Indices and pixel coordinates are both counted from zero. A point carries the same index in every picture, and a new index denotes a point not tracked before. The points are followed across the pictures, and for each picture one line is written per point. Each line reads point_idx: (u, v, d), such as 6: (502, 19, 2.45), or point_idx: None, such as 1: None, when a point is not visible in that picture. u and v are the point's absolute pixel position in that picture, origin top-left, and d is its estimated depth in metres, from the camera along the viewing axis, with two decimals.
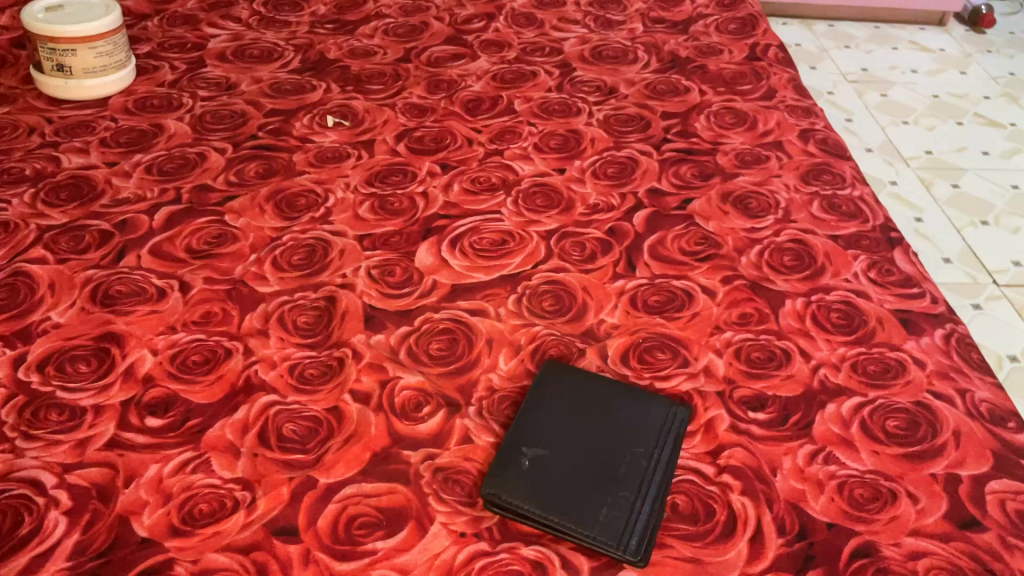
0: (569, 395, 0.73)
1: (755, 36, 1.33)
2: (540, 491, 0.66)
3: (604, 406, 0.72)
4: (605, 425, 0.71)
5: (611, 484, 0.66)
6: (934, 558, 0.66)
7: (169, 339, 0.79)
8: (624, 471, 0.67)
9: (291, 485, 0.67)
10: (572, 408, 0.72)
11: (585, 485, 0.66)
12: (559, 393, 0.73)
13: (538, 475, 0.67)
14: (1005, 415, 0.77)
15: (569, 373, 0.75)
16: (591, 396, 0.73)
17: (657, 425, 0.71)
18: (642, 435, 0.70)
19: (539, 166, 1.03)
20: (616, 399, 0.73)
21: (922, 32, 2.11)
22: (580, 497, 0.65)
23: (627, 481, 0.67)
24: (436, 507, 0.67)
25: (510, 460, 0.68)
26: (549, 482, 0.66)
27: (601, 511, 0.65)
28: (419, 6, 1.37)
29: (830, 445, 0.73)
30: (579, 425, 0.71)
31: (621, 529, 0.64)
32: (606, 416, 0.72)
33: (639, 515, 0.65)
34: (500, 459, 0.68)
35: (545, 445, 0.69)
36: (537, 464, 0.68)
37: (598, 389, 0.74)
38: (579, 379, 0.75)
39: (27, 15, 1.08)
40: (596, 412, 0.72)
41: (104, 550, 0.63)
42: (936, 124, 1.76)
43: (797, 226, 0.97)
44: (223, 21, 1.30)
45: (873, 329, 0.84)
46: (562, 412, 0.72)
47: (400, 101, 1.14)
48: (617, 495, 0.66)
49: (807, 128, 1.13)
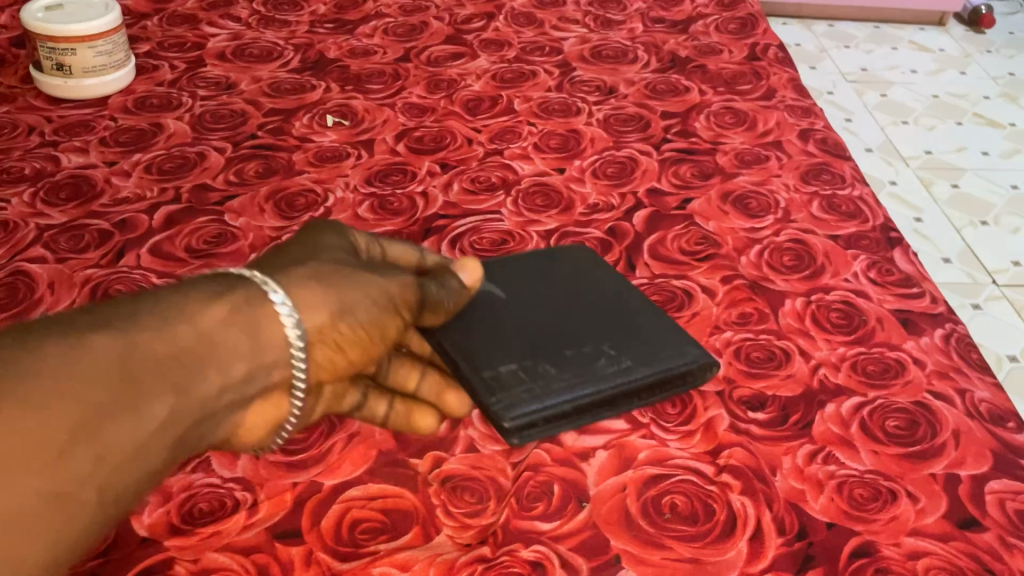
0: (574, 288, 0.77)
1: (755, 36, 1.33)
2: (472, 328, 0.71)
3: (605, 308, 0.75)
4: (595, 322, 0.74)
5: (545, 355, 0.70)
6: (934, 557, 0.66)
7: None
8: (571, 354, 0.70)
9: (295, 491, 0.67)
10: (565, 293, 0.76)
11: (521, 344, 0.70)
12: (563, 281, 0.78)
13: (481, 318, 0.72)
14: (1004, 415, 0.78)
15: (592, 272, 0.80)
16: (599, 295, 0.77)
17: (673, 340, 0.73)
18: (646, 337, 0.73)
19: (539, 166, 1.03)
20: (625, 308, 0.76)
21: (922, 32, 2.11)
22: (502, 349, 0.70)
23: (562, 361, 0.69)
24: (444, 518, 0.66)
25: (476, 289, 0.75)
26: (484, 325, 0.72)
27: (507, 367, 0.68)
28: (419, 7, 1.36)
29: (829, 445, 0.73)
30: (564, 309, 0.75)
31: (506, 392, 0.67)
32: (596, 313, 0.75)
33: (543, 398, 0.66)
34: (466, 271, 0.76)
35: (515, 304, 0.74)
36: (496, 305, 0.74)
37: (613, 298, 0.77)
38: (596, 278, 0.79)
39: (26, 16, 1.08)
40: (607, 292, 0.77)
41: (105, 549, 0.63)
42: (937, 124, 1.76)
43: (797, 226, 0.97)
44: (223, 20, 1.30)
45: (873, 329, 0.84)
46: (562, 280, 0.78)
47: (400, 101, 1.14)
48: (541, 366, 0.69)
49: (807, 128, 1.13)
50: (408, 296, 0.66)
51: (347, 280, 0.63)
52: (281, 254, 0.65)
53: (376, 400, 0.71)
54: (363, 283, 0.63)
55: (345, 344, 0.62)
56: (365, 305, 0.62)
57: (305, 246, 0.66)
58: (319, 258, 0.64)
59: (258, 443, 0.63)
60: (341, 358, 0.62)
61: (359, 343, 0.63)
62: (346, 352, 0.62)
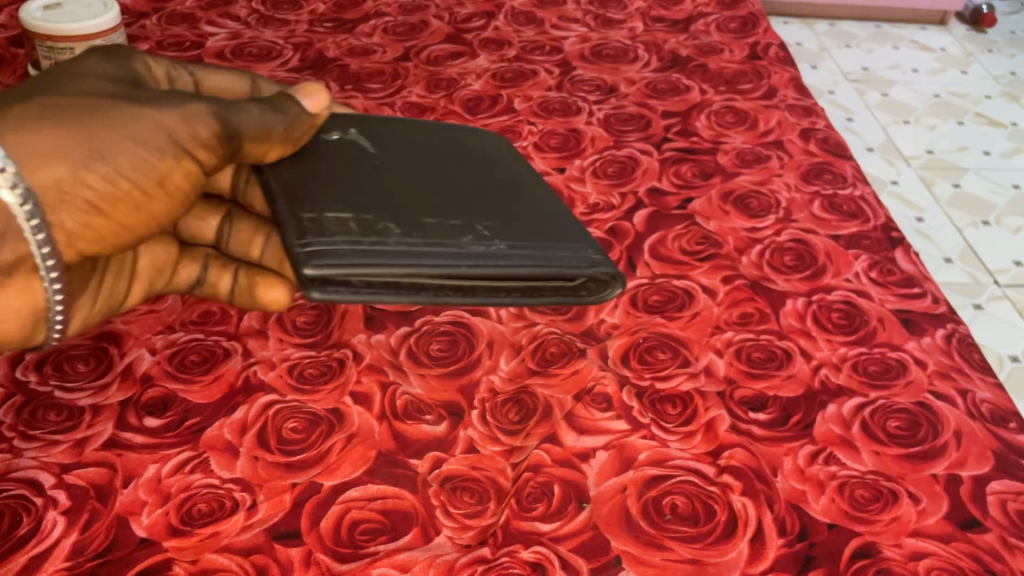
0: (463, 177, 0.80)
1: (756, 35, 1.33)
2: (327, 180, 0.74)
3: (487, 196, 0.78)
4: (470, 202, 0.76)
5: (394, 215, 0.71)
6: (935, 558, 0.65)
7: (168, 339, 0.79)
8: (428, 223, 0.71)
9: (294, 492, 0.67)
10: (452, 179, 0.79)
11: (373, 203, 0.73)
12: (457, 169, 0.81)
13: (342, 174, 0.75)
14: (1005, 416, 0.77)
15: (494, 168, 0.83)
16: (492, 187, 0.80)
17: (566, 236, 0.75)
18: (524, 225, 0.75)
19: (539, 166, 1.03)
20: (510, 202, 0.78)
21: (922, 31, 2.11)
22: (348, 200, 0.72)
23: (411, 225, 0.71)
24: (444, 519, 0.66)
25: (345, 141, 0.80)
26: (342, 180, 0.75)
27: (335, 215, 0.70)
28: (418, 6, 1.36)
29: (830, 446, 0.73)
30: (442, 188, 0.78)
31: (326, 236, 0.67)
32: (474, 198, 0.77)
33: (370, 258, 0.66)
34: (337, 122, 0.82)
35: (389, 172, 0.78)
36: (368, 168, 0.77)
37: (501, 192, 0.79)
38: (492, 175, 0.82)
39: (25, 15, 1.08)
40: (497, 181, 0.81)
41: (103, 550, 0.62)
42: (937, 124, 1.76)
43: (798, 226, 0.96)
44: (222, 20, 1.30)
45: (874, 329, 0.84)
46: (454, 162, 0.82)
47: (399, 100, 1.13)
48: (388, 224, 0.70)
49: (807, 127, 1.13)
50: (199, 133, 0.64)
51: (112, 123, 0.60)
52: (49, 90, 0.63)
53: (218, 275, 0.78)
54: (135, 122, 0.61)
55: (101, 203, 0.59)
56: (132, 155, 0.60)
57: (82, 82, 0.65)
58: (63, 108, 0.61)
59: (24, 342, 0.61)
60: (104, 223, 0.60)
61: (123, 200, 0.60)
62: (109, 214, 0.60)
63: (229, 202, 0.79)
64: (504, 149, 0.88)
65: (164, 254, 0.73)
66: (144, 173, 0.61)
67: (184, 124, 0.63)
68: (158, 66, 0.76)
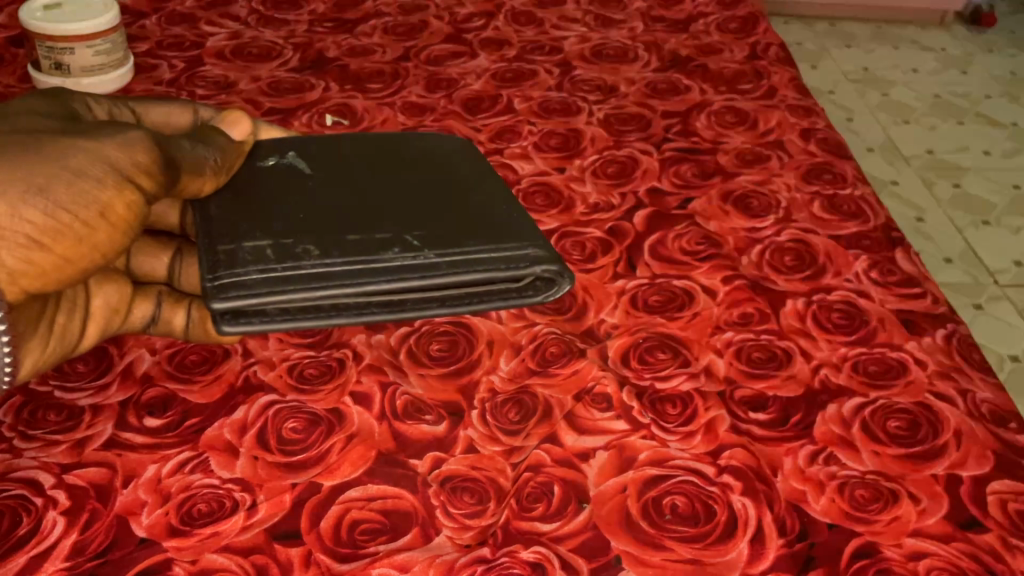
0: (399, 184, 0.81)
1: (756, 35, 1.33)
2: (252, 202, 0.76)
3: (415, 200, 0.79)
4: (398, 210, 0.77)
5: (314, 234, 0.73)
6: (935, 558, 0.65)
7: (168, 339, 0.79)
8: (351, 239, 0.73)
9: (294, 492, 0.67)
10: (386, 187, 0.81)
11: (296, 223, 0.74)
12: (392, 176, 0.82)
13: (268, 195, 0.77)
14: (1006, 416, 0.77)
15: (432, 169, 0.84)
16: (427, 190, 0.81)
17: (503, 236, 0.75)
18: (457, 229, 0.75)
19: (539, 166, 1.03)
20: (441, 203, 0.79)
21: (923, 32, 2.11)
22: (267, 223, 0.74)
23: (331, 244, 0.72)
24: (443, 519, 0.66)
25: (281, 165, 0.81)
26: (268, 200, 0.77)
27: (254, 240, 0.72)
28: (419, 6, 1.36)
29: (830, 445, 0.73)
30: (375, 197, 0.79)
31: (237, 265, 0.69)
32: (405, 204, 0.78)
33: (277, 287, 0.68)
34: (275, 147, 0.84)
35: (322, 188, 0.79)
36: (295, 186, 0.79)
37: (431, 194, 0.80)
38: (428, 176, 0.83)
39: (25, 15, 1.08)
40: (437, 183, 0.82)
41: (103, 550, 0.62)
42: (937, 124, 1.76)
43: (798, 226, 0.96)
44: (222, 20, 1.30)
45: (874, 329, 0.84)
46: (393, 170, 0.83)
47: (399, 100, 1.13)
48: (304, 244, 0.72)
49: (808, 127, 1.12)
50: (140, 161, 0.64)
51: (48, 156, 0.60)
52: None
53: (172, 310, 0.75)
54: (72, 153, 0.61)
55: (40, 236, 0.58)
56: (70, 185, 0.59)
57: (16, 121, 0.66)
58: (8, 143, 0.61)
59: None
60: (45, 257, 0.58)
61: (65, 232, 0.59)
62: (49, 247, 0.58)
63: (179, 238, 0.78)
64: (450, 147, 0.89)
65: (116, 296, 0.71)
66: (88, 200, 0.60)
67: (128, 156, 0.64)
68: (97, 105, 0.76)
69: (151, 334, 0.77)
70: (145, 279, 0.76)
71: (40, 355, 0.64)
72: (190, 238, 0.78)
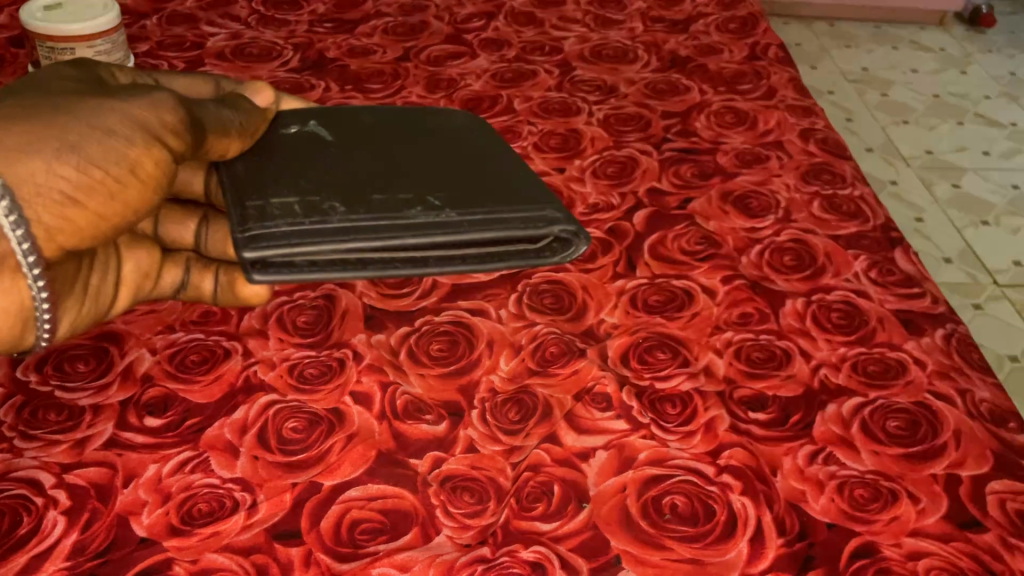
0: (419, 148, 0.82)
1: (756, 36, 1.33)
2: (278, 162, 0.76)
3: (436, 164, 0.79)
4: (420, 172, 0.78)
5: (339, 193, 0.73)
6: (934, 558, 0.66)
7: (169, 339, 0.79)
8: (375, 198, 0.73)
9: (294, 492, 0.67)
10: (406, 151, 0.81)
11: (320, 182, 0.74)
12: (412, 142, 0.82)
13: (292, 158, 0.77)
14: (1005, 416, 0.78)
15: (449, 138, 0.84)
16: (446, 155, 0.81)
17: (523, 198, 0.76)
18: (478, 191, 0.76)
19: (539, 166, 1.03)
20: (461, 167, 0.79)
21: (922, 32, 2.11)
22: (293, 182, 0.74)
23: (358, 202, 0.72)
24: (443, 519, 0.66)
25: (304, 133, 0.81)
26: (293, 162, 0.76)
27: (281, 198, 0.72)
28: (419, 6, 1.36)
29: (830, 445, 0.73)
30: (396, 160, 0.79)
31: (266, 219, 0.69)
32: (427, 167, 0.78)
33: (307, 239, 0.68)
34: (295, 115, 0.83)
35: (343, 151, 0.79)
36: (318, 150, 0.79)
37: (451, 159, 0.80)
38: (446, 142, 0.83)
39: (26, 15, 1.07)
40: (457, 152, 0.82)
41: (103, 550, 0.63)
42: (936, 124, 1.76)
43: (797, 226, 0.96)
44: (223, 20, 1.30)
45: (873, 329, 0.84)
46: (412, 136, 0.83)
47: (399, 100, 1.13)
48: (331, 202, 0.72)
49: (807, 128, 1.13)
50: (167, 120, 0.64)
51: (79, 116, 0.61)
52: (17, 96, 0.64)
53: (201, 276, 0.77)
54: (102, 114, 0.62)
55: (75, 192, 0.58)
56: (101, 143, 0.60)
57: (51, 84, 0.67)
58: (42, 105, 0.61)
59: (12, 345, 0.61)
60: (80, 214, 0.59)
61: (97, 188, 0.59)
62: (84, 204, 0.59)
63: (205, 207, 0.78)
64: (465, 121, 0.89)
65: (146, 263, 0.72)
66: (118, 157, 0.60)
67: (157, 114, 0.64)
68: (123, 73, 0.76)
69: (179, 298, 0.79)
70: (172, 246, 0.76)
71: (75, 315, 0.65)
72: (216, 207, 0.78)
